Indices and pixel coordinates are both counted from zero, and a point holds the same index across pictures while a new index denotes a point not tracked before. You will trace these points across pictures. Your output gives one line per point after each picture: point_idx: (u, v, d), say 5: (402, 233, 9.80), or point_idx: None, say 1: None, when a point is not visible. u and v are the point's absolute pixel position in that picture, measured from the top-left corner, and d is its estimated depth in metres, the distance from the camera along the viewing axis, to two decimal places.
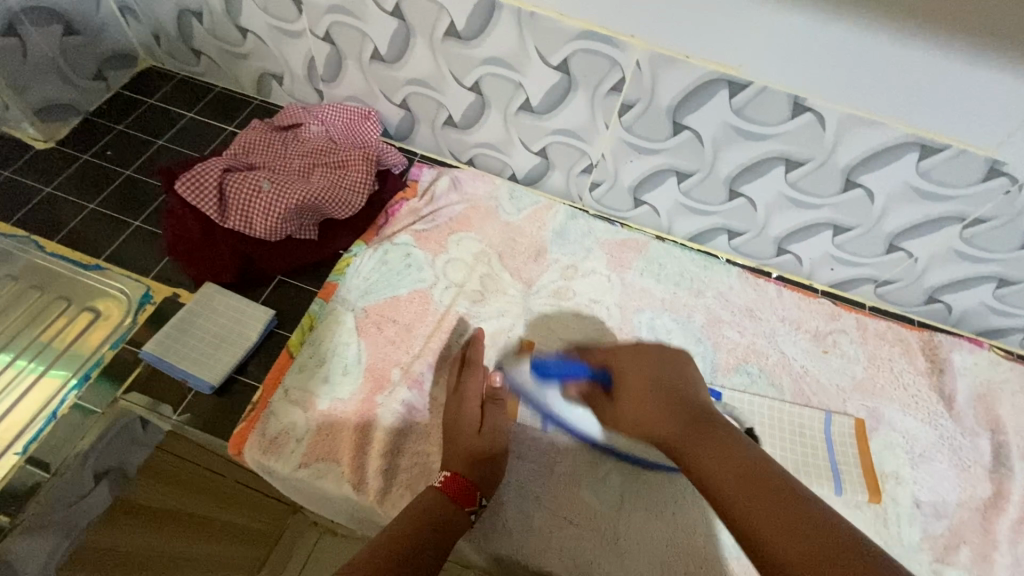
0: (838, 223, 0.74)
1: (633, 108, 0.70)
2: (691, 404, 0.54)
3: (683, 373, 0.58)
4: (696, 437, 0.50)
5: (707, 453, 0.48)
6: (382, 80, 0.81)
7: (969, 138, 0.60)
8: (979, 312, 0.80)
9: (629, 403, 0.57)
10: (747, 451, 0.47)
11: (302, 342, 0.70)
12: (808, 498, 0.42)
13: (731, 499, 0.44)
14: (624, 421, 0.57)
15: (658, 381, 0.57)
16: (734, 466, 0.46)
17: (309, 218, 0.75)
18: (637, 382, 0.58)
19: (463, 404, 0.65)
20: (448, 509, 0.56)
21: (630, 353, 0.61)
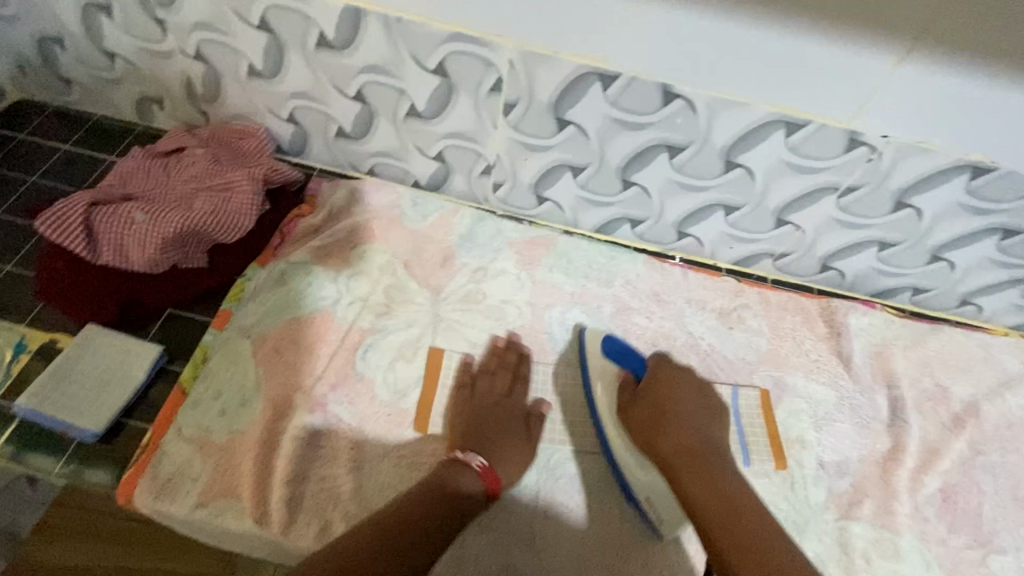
0: (727, 203, 0.77)
1: (516, 107, 0.70)
2: (701, 438, 0.63)
3: (708, 412, 0.67)
4: (693, 466, 0.60)
5: (700, 481, 0.59)
6: (263, 96, 0.78)
7: (826, 112, 0.62)
8: (869, 274, 0.84)
9: (648, 414, 0.66)
10: (734, 491, 0.58)
11: (195, 377, 0.67)
12: (778, 544, 0.52)
13: (709, 522, 0.55)
14: (637, 425, 0.66)
15: (690, 411, 0.66)
16: (717, 498, 0.57)
17: (194, 245, 0.71)
18: (670, 407, 0.66)
19: (505, 410, 0.68)
20: (467, 489, 0.59)
21: (679, 382, 0.69)
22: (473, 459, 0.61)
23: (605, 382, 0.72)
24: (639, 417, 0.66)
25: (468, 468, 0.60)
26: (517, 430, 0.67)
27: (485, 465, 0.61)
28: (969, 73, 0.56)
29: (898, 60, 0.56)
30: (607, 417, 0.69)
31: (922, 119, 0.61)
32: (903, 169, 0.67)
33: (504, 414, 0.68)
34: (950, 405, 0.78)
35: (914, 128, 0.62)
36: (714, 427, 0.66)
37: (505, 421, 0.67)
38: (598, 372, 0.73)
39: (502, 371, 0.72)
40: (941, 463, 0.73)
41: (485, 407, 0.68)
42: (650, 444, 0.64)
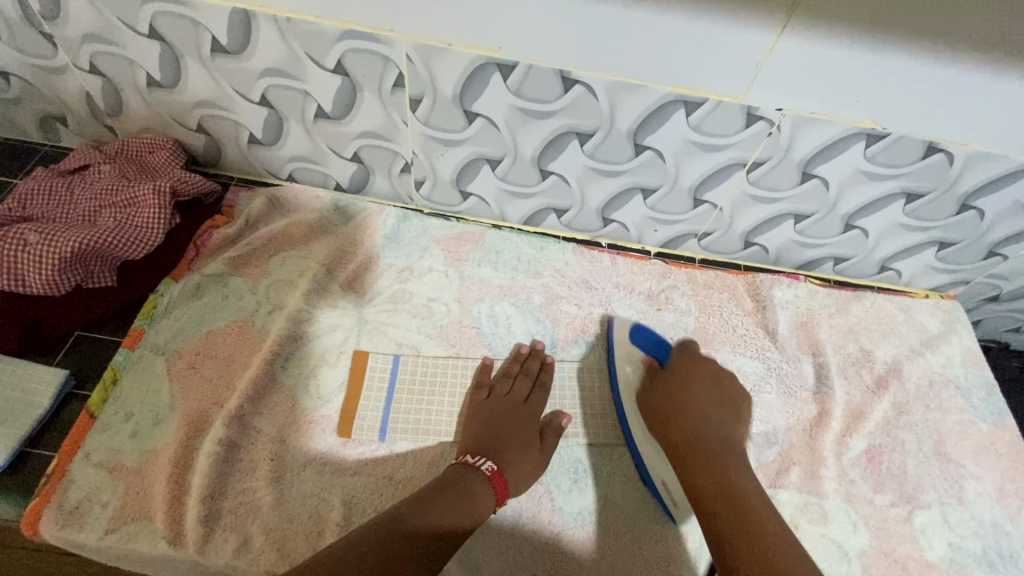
0: (644, 186, 0.77)
1: (422, 102, 0.70)
2: (711, 431, 0.66)
3: (726, 411, 0.69)
4: (703, 458, 0.64)
5: (708, 472, 0.62)
6: (168, 107, 0.76)
7: (720, 89, 0.63)
8: (791, 247, 0.86)
9: (660, 407, 0.69)
10: (738, 482, 0.61)
11: (104, 400, 0.65)
12: (775, 533, 0.56)
13: (715, 512, 0.58)
14: (653, 417, 0.69)
15: (707, 403, 0.69)
16: (720, 486, 0.61)
17: (98, 264, 0.69)
18: (681, 400, 0.69)
19: (524, 418, 0.69)
20: (478, 492, 0.61)
21: (696, 373, 0.72)
22: (484, 464, 0.63)
23: (633, 367, 0.74)
24: (652, 408, 0.70)
25: (478, 474, 0.62)
26: (532, 442, 0.67)
27: (495, 469, 0.63)
28: (849, 41, 0.57)
29: (779, 32, 0.57)
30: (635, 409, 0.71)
31: (812, 90, 0.62)
32: (803, 140, 0.68)
33: (519, 424, 0.68)
34: (873, 367, 0.81)
35: (805, 100, 0.64)
36: (730, 422, 0.68)
37: (524, 433, 0.68)
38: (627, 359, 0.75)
39: (524, 378, 0.72)
40: (866, 425, 0.75)
41: (507, 416, 0.68)
42: (664, 432, 0.68)
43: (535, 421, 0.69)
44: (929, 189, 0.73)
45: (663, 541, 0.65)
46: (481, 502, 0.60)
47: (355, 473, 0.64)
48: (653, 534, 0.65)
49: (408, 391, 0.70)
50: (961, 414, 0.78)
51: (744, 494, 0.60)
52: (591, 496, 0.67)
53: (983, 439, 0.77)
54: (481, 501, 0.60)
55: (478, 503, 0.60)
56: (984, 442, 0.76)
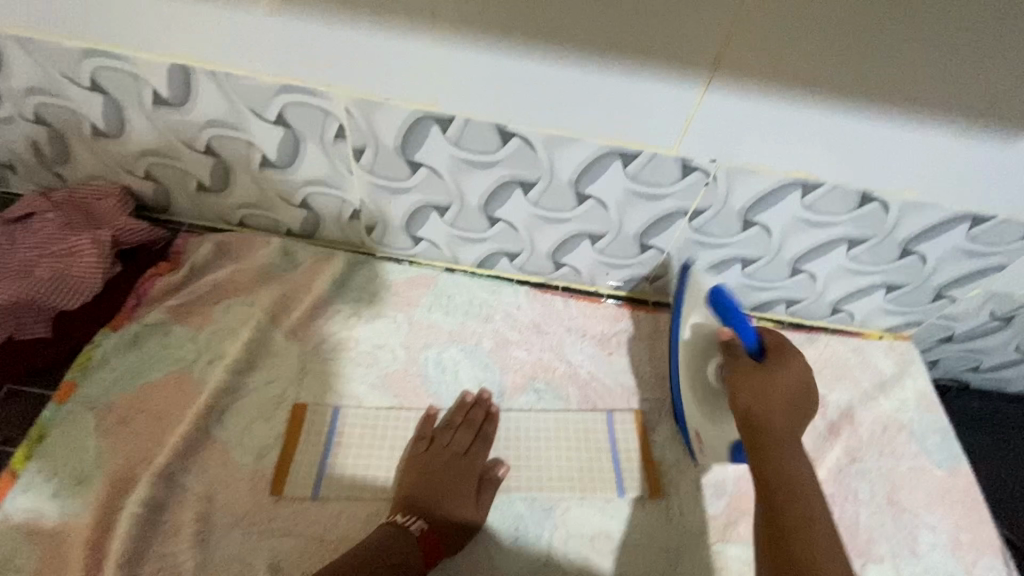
0: (592, 232, 0.78)
1: (364, 152, 0.70)
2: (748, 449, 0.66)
3: (809, 405, 0.63)
4: (782, 451, 0.59)
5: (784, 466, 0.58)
6: (114, 156, 0.76)
7: (654, 141, 0.64)
8: (742, 290, 0.86)
9: (752, 384, 0.62)
10: (813, 486, 0.57)
11: (28, 458, 0.63)
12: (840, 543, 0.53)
13: (780, 511, 0.55)
14: (741, 394, 0.62)
15: (795, 395, 0.62)
16: (796, 489, 0.57)
17: (32, 315, 0.68)
18: (775, 383, 0.62)
19: (460, 473, 0.67)
20: (406, 555, 0.60)
21: (792, 365, 0.63)
22: (412, 524, 0.62)
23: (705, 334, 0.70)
24: (743, 386, 0.62)
25: (408, 534, 0.61)
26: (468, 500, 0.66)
27: (424, 529, 0.62)
28: (773, 99, 0.58)
29: (703, 89, 0.58)
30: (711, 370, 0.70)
31: (744, 144, 0.63)
32: (740, 188, 0.69)
33: (457, 482, 0.67)
34: (826, 413, 0.80)
35: (738, 152, 0.64)
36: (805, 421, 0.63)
37: (462, 492, 0.66)
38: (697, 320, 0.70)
39: (462, 432, 0.71)
40: (816, 474, 0.74)
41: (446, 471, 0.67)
42: (750, 407, 0.61)
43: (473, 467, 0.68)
44: (870, 235, 0.73)
45: None
46: (410, 565, 0.60)
47: (286, 533, 0.62)
48: None
49: (347, 444, 0.69)
50: (914, 461, 0.77)
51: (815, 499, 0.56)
52: (531, 553, 0.65)
53: (937, 487, 0.76)
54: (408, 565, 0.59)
55: (403, 567, 0.59)
56: (937, 490, 0.75)
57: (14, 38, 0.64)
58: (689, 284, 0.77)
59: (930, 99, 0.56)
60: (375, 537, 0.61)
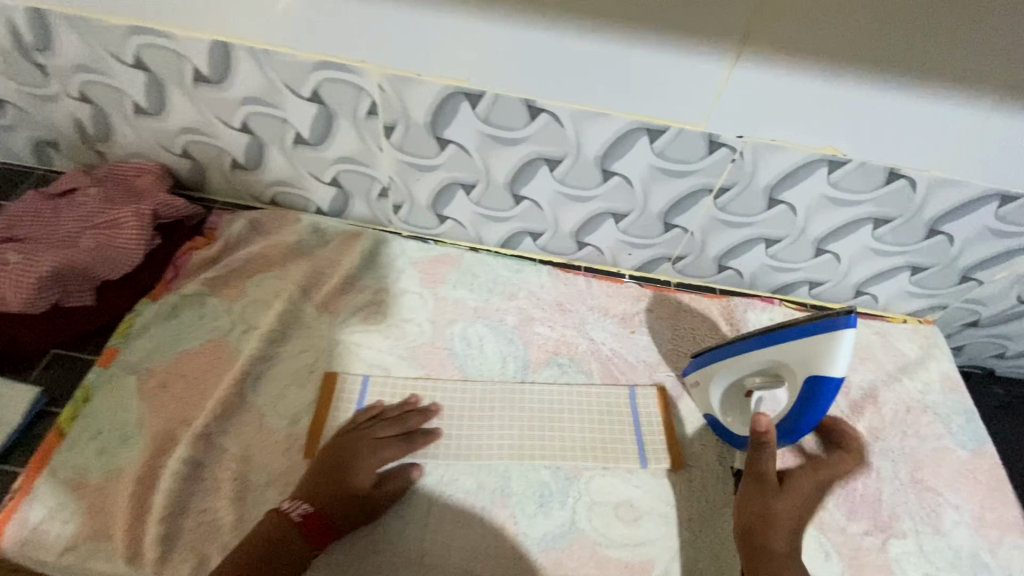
0: (615, 211, 0.79)
1: (395, 129, 0.72)
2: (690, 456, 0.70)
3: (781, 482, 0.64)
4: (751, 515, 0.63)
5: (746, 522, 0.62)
6: (154, 133, 0.79)
7: (681, 117, 0.65)
8: (765, 271, 0.86)
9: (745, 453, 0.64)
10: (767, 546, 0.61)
11: (75, 417, 0.65)
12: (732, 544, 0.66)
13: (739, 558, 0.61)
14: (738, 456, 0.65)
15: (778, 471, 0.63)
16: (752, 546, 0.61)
17: (76, 283, 0.70)
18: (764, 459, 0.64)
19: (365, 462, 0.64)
20: (284, 542, 0.58)
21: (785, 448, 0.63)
22: (296, 508, 0.60)
23: (761, 368, 0.63)
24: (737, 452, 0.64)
25: (286, 520, 0.59)
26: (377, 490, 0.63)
27: (307, 512, 0.60)
28: (802, 72, 0.59)
29: (732, 63, 0.59)
30: (746, 377, 0.66)
31: (771, 119, 0.64)
32: (766, 165, 0.69)
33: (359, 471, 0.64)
34: (848, 393, 0.80)
35: (765, 128, 0.65)
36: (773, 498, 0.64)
37: (363, 484, 0.63)
38: (764, 363, 0.61)
39: (382, 424, 0.68)
40: (839, 451, 0.74)
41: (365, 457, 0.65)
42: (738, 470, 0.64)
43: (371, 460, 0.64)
44: (896, 214, 0.73)
45: (626, 569, 0.64)
46: (287, 554, 0.58)
47: None
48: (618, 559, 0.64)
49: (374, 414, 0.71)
50: (938, 442, 0.77)
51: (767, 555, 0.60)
52: (555, 520, 0.66)
53: (961, 467, 0.75)
54: (280, 551, 0.57)
55: (275, 554, 0.57)
56: (961, 470, 0.75)
57: (64, 15, 0.66)
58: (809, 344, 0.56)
59: (962, 72, 0.56)
60: (258, 525, 0.60)
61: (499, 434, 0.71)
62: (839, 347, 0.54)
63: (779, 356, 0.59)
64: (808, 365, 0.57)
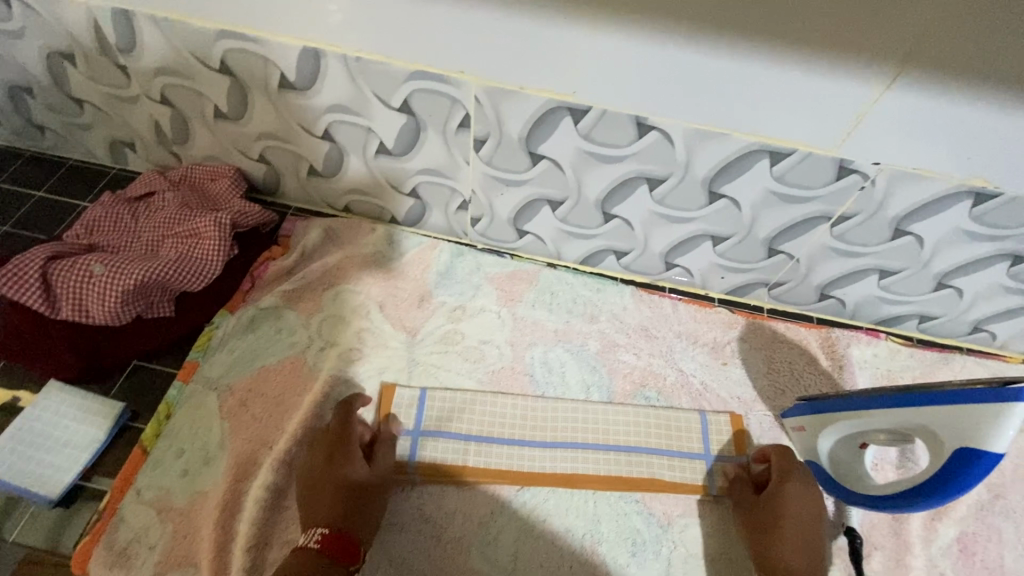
0: (714, 234, 0.73)
1: (486, 143, 0.67)
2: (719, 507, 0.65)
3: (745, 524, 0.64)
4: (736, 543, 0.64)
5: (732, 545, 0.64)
6: (232, 138, 0.76)
7: (811, 141, 0.59)
8: (871, 302, 0.79)
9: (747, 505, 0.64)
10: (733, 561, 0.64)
11: (158, 434, 0.64)
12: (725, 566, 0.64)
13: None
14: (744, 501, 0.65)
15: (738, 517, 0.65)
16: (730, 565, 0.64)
17: (157, 295, 0.69)
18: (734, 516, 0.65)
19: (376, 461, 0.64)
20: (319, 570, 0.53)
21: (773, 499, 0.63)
22: (311, 536, 0.55)
23: (890, 429, 0.57)
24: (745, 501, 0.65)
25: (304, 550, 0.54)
26: (375, 483, 0.61)
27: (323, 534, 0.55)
28: (968, 98, 0.52)
29: (885, 85, 0.52)
30: (868, 432, 0.59)
31: (917, 145, 0.57)
32: (899, 195, 0.62)
33: (363, 493, 0.60)
34: None
35: (905, 154, 0.58)
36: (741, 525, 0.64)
37: (364, 506, 0.59)
38: (900, 424, 0.55)
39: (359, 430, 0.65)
40: (956, 510, 0.68)
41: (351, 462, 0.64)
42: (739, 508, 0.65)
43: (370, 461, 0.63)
44: None
45: None
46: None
47: (404, 529, 0.62)
48: None
49: (453, 417, 0.69)
50: None
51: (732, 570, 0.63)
52: (648, 572, 0.62)
53: None
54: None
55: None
56: None
57: (149, 15, 0.63)
58: (956, 411, 0.50)
59: None
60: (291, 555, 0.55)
61: (583, 456, 0.68)
62: (1003, 421, 0.48)
63: (922, 420, 0.53)
64: (960, 436, 0.50)
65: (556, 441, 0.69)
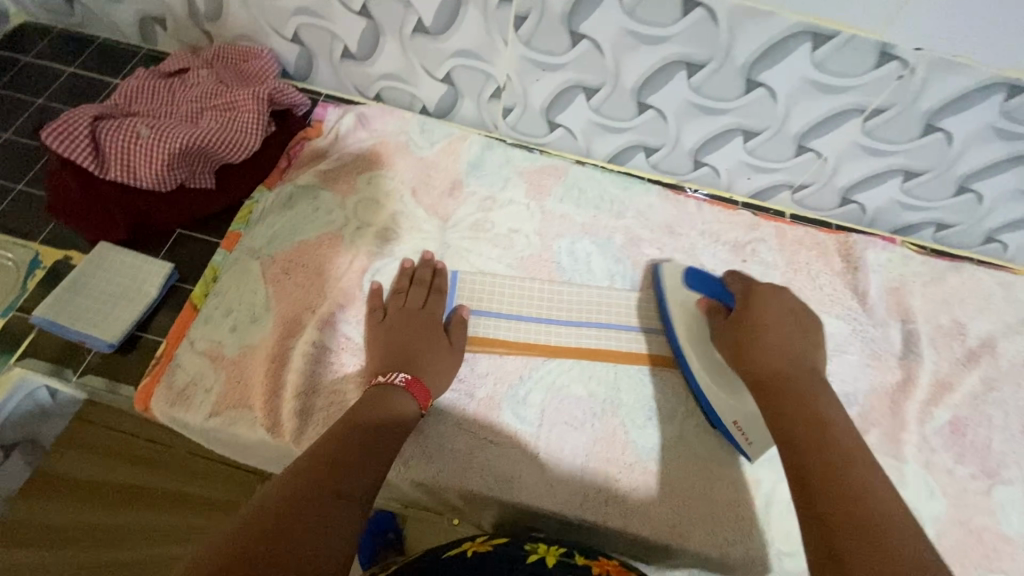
0: (746, 128, 0.74)
1: (527, 20, 0.67)
2: (798, 364, 0.59)
3: (800, 353, 0.60)
4: (785, 389, 0.57)
5: (799, 408, 0.55)
6: (267, 13, 0.75)
7: (855, 22, 0.59)
8: (892, 208, 0.81)
9: (734, 337, 0.63)
10: (832, 417, 0.54)
11: (206, 294, 0.68)
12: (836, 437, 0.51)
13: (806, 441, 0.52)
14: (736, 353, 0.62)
15: (784, 340, 0.61)
16: (809, 419, 0.54)
17: (199, 163, 0.71)
18: (761, 332, 0.61)
19: (435, 332, 0.67)
20: (401, 406, 0.60)
21: (772, 317, 0.62)
22: (396, 378, 0.62)
23: None
24: (726, 344, 0.64)
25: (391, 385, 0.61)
26: (444, 351, 0.66)
27: (409, 379, 0.62)
28: None
29: None
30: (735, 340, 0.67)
31: (963, 27, 0.57)
32: (935, 87, 0.63)
33: (437, 351, 0.66)
34: (965, 341, 0.76)
35: (950, 38, 0.58)
36: (803, 344, 0.61)
37: (438, 368, 0.65)
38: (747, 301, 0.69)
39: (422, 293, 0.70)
40: (951, 397, 0.73)
41: (406, 326, 0.67)
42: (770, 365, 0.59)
43: (438, 327, 0.68)
44: None
45: (732, 484, 0.64)
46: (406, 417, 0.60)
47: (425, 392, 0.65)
48: (725, 475, 0.65)
49: (484, 295, 0.73)
50: None
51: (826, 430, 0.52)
52: (663, 434, 0.66)
53: None
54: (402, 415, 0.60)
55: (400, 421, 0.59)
56: None
57: None
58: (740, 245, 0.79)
59: None
60: (363, 397, 0.61)
61: (607, 333, 0.72)
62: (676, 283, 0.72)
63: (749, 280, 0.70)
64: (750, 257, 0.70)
65: (583, 320, 0.72)
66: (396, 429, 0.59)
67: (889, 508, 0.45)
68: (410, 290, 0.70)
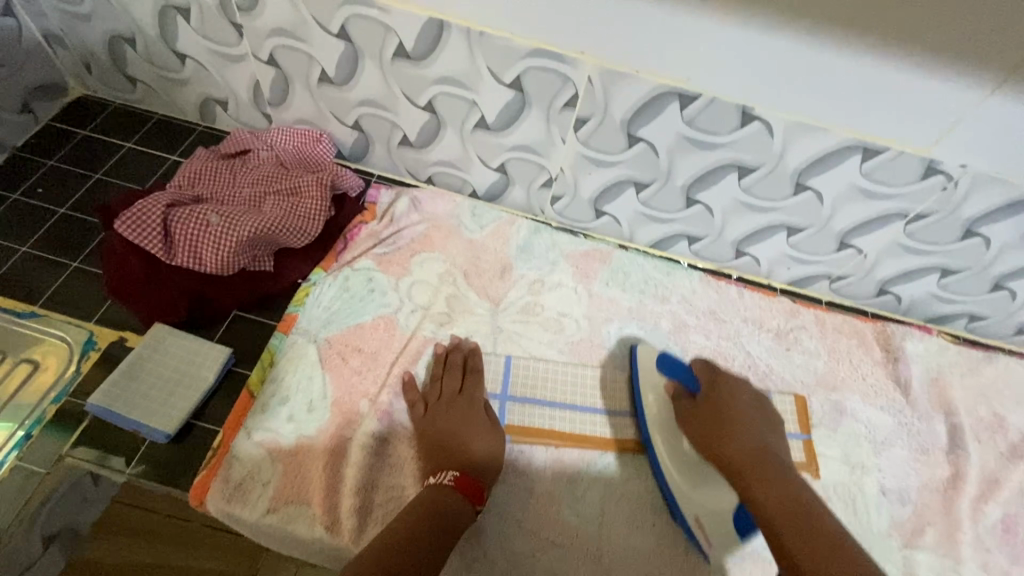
0: (792, 224, 0.77)
1: (588, 123, 0.71)
2: (766, 446, 0.64)
3: (768, 424, 0.68)
4: (757, 470, 0.61)
5: (769, 485, 0.59)
6: (331, 102, 0.78)
7: (905, 140, 0.63)
8: (928, 300, 0.84)
9: (707, 421, 0.66)
10: (804, 496, 0.58)
11: (263, 380, 0.67)
12: (818, 516, 0.56)
13: (784, 527, 0.55)
14: (698, 437, 0.66)
15: (748, 419, 0.67)
16: (784, 500, 0.58)
17: (263, 249, 0.73)
18: (730, 414, 0.66)
19: (480, 425, 0.66)
20: (450, 506, 0.58)
21: (736, 396, 0.69)
22: (445, 477, 0.60)
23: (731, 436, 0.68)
24: (695, 428, 0.67)
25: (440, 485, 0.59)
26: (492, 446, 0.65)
27: (456, 476, 0.60)
28: None
29: (987, 92, 0.56)
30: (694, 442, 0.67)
31: (1007, 149, 0.61)
32: (977, 198, 0.67)
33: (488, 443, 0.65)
34: (1008, 435, 0.77)
35: (993, 158, 0.62)
36: (769, 430, 0.67)
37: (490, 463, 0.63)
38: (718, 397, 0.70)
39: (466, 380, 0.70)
40: (1001, 494, 0.73)
41: (455, 417, 0.66)
42: (737, 447, 0.63)
43: (482, 415, 0.67)
44: None
45: None
46: (459, 518, 0.58)
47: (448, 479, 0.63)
48: None
49: (536, 383, 0.73)
50: None
51: (810, 510, 0.56)
52: None
53: None
54: (455, 514, 0.58)
55: (451, 523, 0.57)
56: None
57: None
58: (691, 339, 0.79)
59: None
60: (415, 499, 0.59)
61: None
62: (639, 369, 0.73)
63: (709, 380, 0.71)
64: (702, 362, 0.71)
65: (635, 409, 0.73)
66: (448, 538, 0.56)
67: (838, 536, 0.53)
68: (461, 378, 0.70)
